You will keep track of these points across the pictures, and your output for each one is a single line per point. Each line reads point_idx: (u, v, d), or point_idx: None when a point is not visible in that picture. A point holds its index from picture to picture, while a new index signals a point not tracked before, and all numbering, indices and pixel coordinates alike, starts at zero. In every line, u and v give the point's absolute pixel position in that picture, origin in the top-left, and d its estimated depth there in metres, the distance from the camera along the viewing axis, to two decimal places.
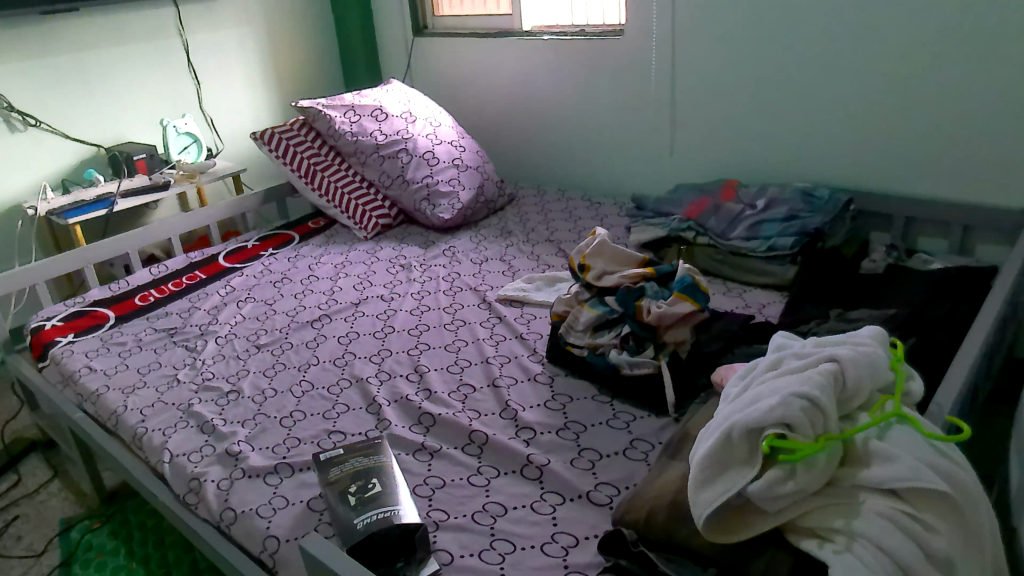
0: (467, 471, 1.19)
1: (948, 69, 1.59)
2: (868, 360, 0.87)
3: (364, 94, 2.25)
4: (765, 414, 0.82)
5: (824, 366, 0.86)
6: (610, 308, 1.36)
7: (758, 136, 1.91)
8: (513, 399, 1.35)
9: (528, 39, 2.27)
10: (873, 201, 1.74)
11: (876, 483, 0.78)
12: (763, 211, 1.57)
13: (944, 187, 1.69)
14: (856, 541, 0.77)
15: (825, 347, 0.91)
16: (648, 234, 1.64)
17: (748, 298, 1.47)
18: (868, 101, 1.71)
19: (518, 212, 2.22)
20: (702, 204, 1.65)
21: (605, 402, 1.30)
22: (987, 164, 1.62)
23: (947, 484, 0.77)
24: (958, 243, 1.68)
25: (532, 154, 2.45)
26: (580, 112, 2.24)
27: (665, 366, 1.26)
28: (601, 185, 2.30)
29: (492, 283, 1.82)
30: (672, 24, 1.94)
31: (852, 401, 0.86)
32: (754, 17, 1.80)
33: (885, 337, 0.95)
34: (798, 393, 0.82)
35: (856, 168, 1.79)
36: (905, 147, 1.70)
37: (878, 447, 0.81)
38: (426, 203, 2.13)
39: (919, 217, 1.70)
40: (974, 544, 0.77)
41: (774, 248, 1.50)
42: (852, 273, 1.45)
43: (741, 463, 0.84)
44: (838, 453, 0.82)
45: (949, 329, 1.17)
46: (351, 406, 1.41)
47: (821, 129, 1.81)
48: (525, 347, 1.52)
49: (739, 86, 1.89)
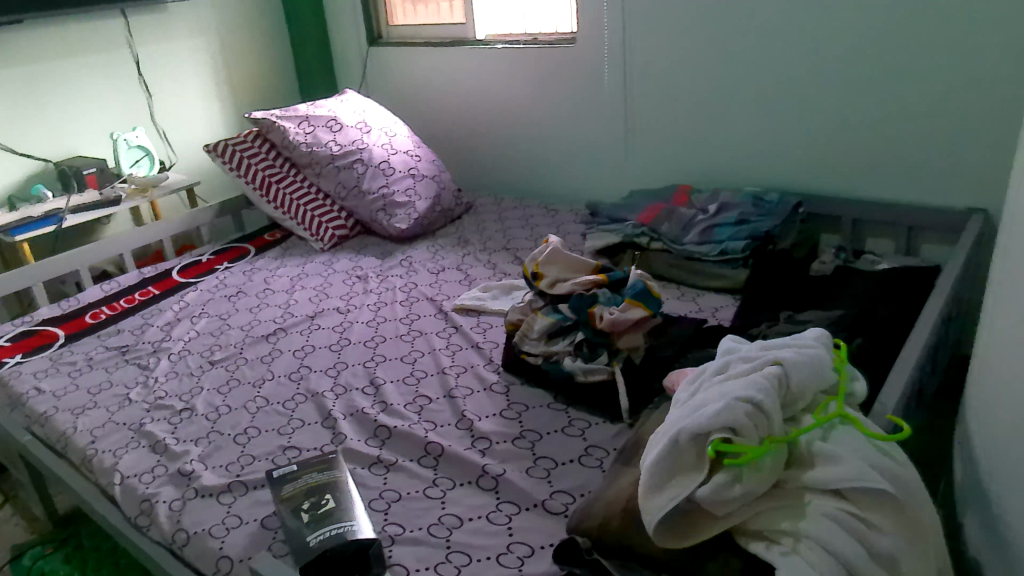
0: (423, 484, 1.18)
1: (888, 72, 1.63)
2: (811, 362, 0.87)
3: (318, 106, 2.24)
4: (710, 419, 0.82)
5: (769, 369, 0.86)
6: (563, 316, 1.36)
7: (711, 140, 1.93)
8: (469, 409, 1.34)
9: (482, 49, 2.27)
10: (822, 204, 1.77)
11: (820, 485, 0.79)
12: (715, 216, 1.57)
13: (890, 188, 1.72)
14: (802, 542, 0.77)
15: (770, 350, 0.91)
16: (604, 241, 1.63)
17: (702, 301, 1.46)
18: (815, 105, 1.74)
19: (476, 221, 2.21)
20: (655, 211, 1.64)
21: (560, 410, 1.29)
22: (929, 162, 1.65)
23: (890, 483, 0.78)
24: (904, 243, 1.71)
25: (490, 162, 2.43)
26: (535, 119, 2.24)
27: (619, 373, 1.26)
28: (558, 192, 2.30)
29: (448, 293, 1.80)
30: (622, 32, 1.95)
31: (797, 403, 0.86)
32: (703, 23, 1.82)
33: (829, 338, 0.95)
34: (743, 398, 0.83)
35: (805, 171, 1.81)
36: (851, 148, 1.74)
37: (823, 448, 0.81)
38: (383, 213, 2.12)
39: (866, 219, 1.73)
40: (917, 541, 0.78)
41: (727, 252, 1.49)
42: (802, 276, 1.45)
43: (689, 469, 0.84)
44: (783, 456, 0.82)
45: (895, 328, 1.17)
46: (306, 421, 1.39)
47: (770, 133, 1.83)
48: (481, 357, 1.50)
49: (689, 91, 1.91)
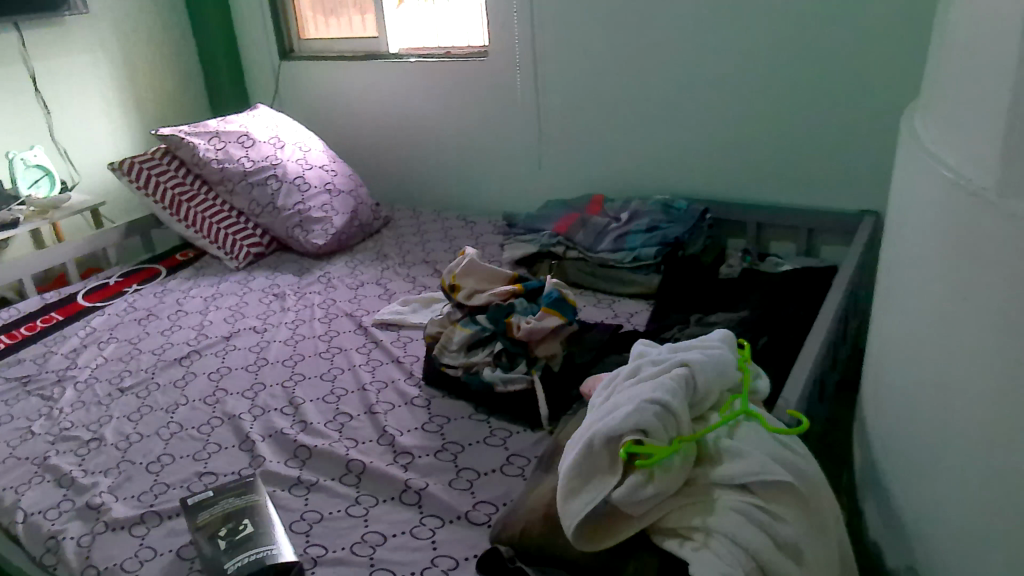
0: (345, 502, 1.16)
1: (783, 82, 1.71)
2: (716, 362, 0.91)
3: (229, 121, 2.19)
4: (621, 422, 0.84)
5: (676, 371, 0.89)
6: (482, 327, 1.37)
7: (622, 150, 1.98)
8: (391, 425, 1.33)
9: (395, 62, 2.27)
10: (728, 209, 1.84)
11: (727, 480, 0.82)
12: (627, 224, 1.61)
13: (791, 193, 1.80)
14: (712, 537, 0.80)
15: (678, 352, 0.94)
16: (521, 251, 1.65)
17: (617, 308, 1.50)
18: (719, 114, 1.81)
19: (394, 235, 2.20)
20: (570, 220, 1.68)
21: (481, 420, 1.30)
22: (825, 167, 1.74)
23: (792, 475, 0.81)
24: (805, 245, 1.79)
25: (407, 175, 2.43)
26: (450, 132, 2.25)
27: (538, 381, 1.27)
28: (476, 204, 2.31)
29: (367, 308, 1.79)
30: (533, 45, 1.99)
31: (703, 403, 0.89)
32: (609, 37, 1.87)
33: (733, 339, 0.99)
34: (652, 400, 0.85)
35: (712, 178, 1.88)
36: (754, 155, 1.81)
37: (729, 444, 0.84)
38: (299, 229, 2.08)
39: (769, 223, 1.81)
40: (819, 529, 0.82)
41: (639, 259, 1.53)
42: (711, 279, 1.50)
43: (604, 472, 0.86)
44: (692, 454, 0.85)
45: (797, 326, 1.23)
46: (222, 445, 1.35)
47: (678, 142, 1.89)
48: (402, 371, 1.50)
49: (599, 102, 1.96)
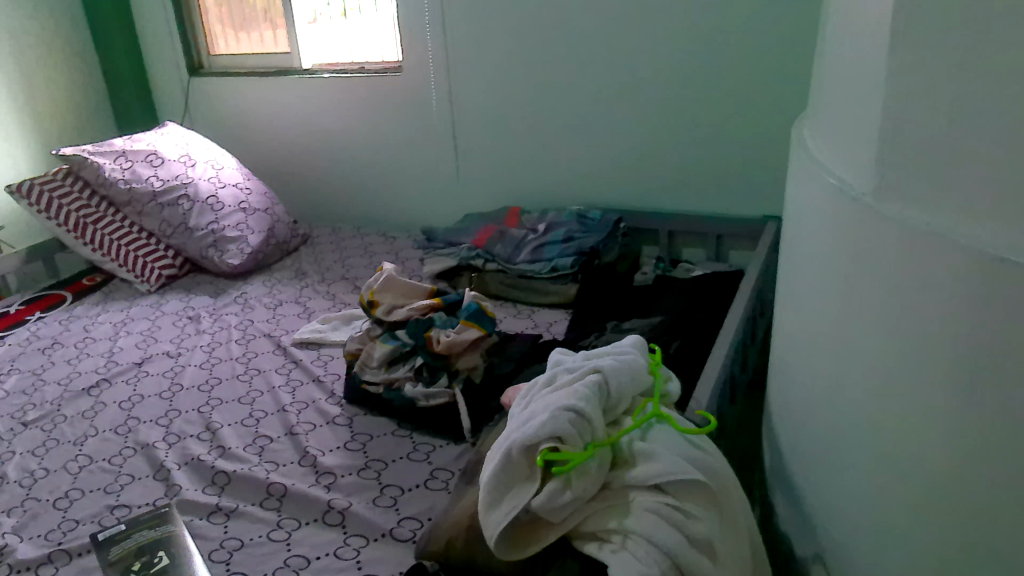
0: (266, 527, 1.14)
1: (688, 93, 1.78)
2: (627, 367, 0.93)
3: (136, 140, 2.12)
4: (538, 430, 0.85)
5: (590, 378, 0.91)
6: (402, 341, 1.37)
7: (538, 162, 2.01)
8: (312, 445, 1.31)
9: (309, 78, 2.25)
10: (641, 218, 1.89)
11: (642, 482, 0.84)
12: (544, 235, 1.62)
13: (700, 200, 1.87)
14: (630, 538, 0.82)
15: (591, 359, 0.97)
16: (441, 264, 1.66)
17: (536, 318, 1.52)
18: (630, 125, 1.86)
19: (313, 252, 2.17)
20: (488, 232, 1.69)
21: (404, 436, 1.29)
22: (730, 174, 1.81)
23: (704, 474, 0.84)
24: (714, 250, 1.86)
25: (325, 192, 2.40)
26: (368, 148, 2.24)
27: (459, 394, 1.28)
28: (396, 219, 2.31)
29: (286, 327, 1.76)
30: (446, 60, 2.00)
31: (617, 407, 0.91)
32: (522, 51, 1.91)
33: (645, 344, 1.02)
34: (567, 407, 0.87)
35: (625, 187, 1.93)
36: (664, 165, 1.87)
37: (642, 446, 0.87)
38: (213, 249, 2.03)
39: (680, 230, 1.87)
40: (730, 524, 0.84)
41: (557, 269, 1.54)
42: (626, 286, 1.54)
43: (523, 481, 0.87)
44: (608, 458, 0.87)
45: (706, 329, 1.27)
46: (136, 476, 1.30)
47: (592, 153, 1.94)
48: (323, 390, 1.48)
49: (514, 115, 1.99)
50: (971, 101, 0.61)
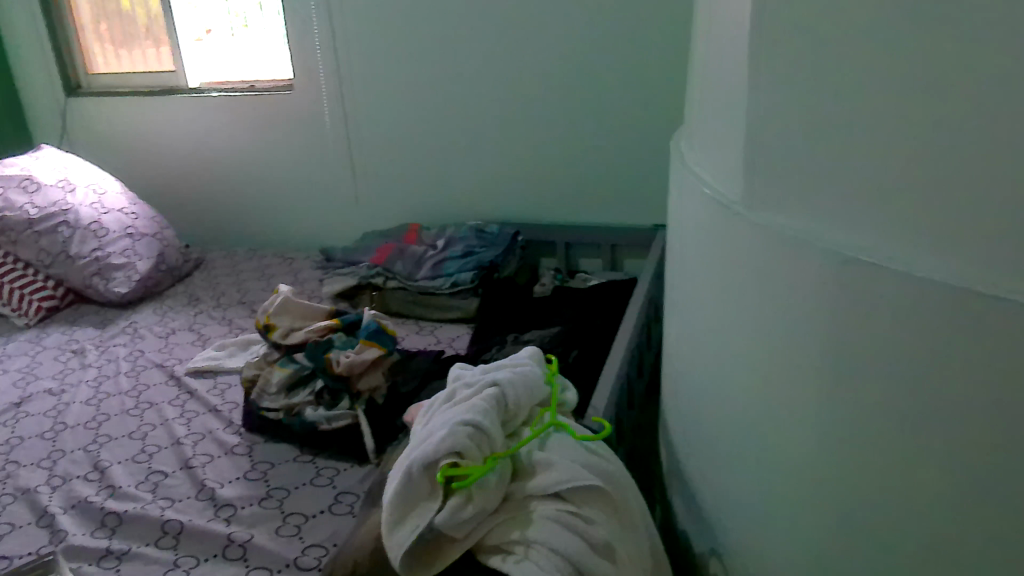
0: (162, 568, 1.09)
1: (579, 107, 1.83)
2: (524, 379, 0.95)
3: (7, 165, 2.00)
4: (436, 447, 0.85)
5: (487, 391, 0.92)
6: (300, 365, 1.35)
7: (436, 178, 2.01)
8: (210, 477, 1.26)
9: (195, 97, 2.18)
10: (539, 231, 1.92)
11: (541, 491, 0.85)
12: (444, 250, 1.64)
13: (594, 211, 1.92)
14: (532, 548, 0.83)
15: (489, 373, 0.97)
16: (341, 283, 1.64)
17: (439, 334, 1.51)
18: (525, 139, 1.90)
19: (207, 277, 2.10)
20: (387, 250, 1.68)
21: (307, 461, 1.27)
22: (622, 185, 1.87)
23: (600, 479, 0.86)
24: (610, 260, 1.91)
25: (217, 214, 2.33)
26: (261, 167, 2.19)
27: (362, 415, 1.26)
28: (293, 240, 2.26)
29: (180, 356, 1.69)
30: (338, 77, 1.99)
31: (515, 419, 0.92)
32: (414, 67, 1.91)
33: (541, 355, 1.04)
34: (464, 422, 0.87)
35: (523, 201, 1.96)
36: (559, 177, 1.91)
37: (541, 456, 0.88)
38: (98, 278, 1.93)
39: (577, 241, 1.91)
40: (628, 526, 0.87)
41: (457, 284, 1.56)
42: (526, 298, 1.56)
43: (425, 499, 0.87)
44: (508, 470, 0.87)
45: (603, 337, 1.30)
46: (15, 524, 1.22)
47: (489, 168, 1.96)
48: (220, 420, 1.43)
49: (410, 132, 1.99)
50: (821, 111, 0.64)
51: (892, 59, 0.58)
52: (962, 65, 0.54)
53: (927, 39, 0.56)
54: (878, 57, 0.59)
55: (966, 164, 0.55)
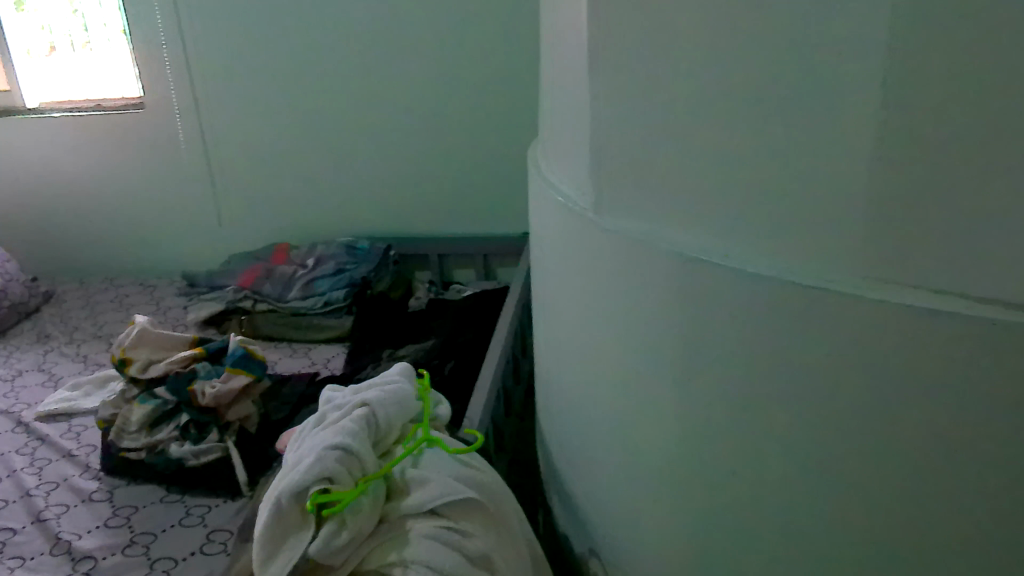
0: None
1: (445, 118, 1.84)
2: (394, 397, 0.93)
3: None
4: (304, 474, 0.81)
5: (356, 412, 0.89)
6: (162, 400, 1.27)
7: (304, 194, 1.97)
8: (65, 529, 1.16)
9: (33, 118, 2.02)
10: (412, 244, 1.91)
11: (417, 508, 0.83)
12: (314, 269, 1.59)
13: (466, 221, 1.94)
14: (411, 568, 0.80)
15: (359, 393, 0.95)
16: (207, 309, 1.56)
17: (313, 355, 1.47)
18: (393, 152, 1.89)
19: (58, 311, 1.95)
20: (254, 272, 1.63)
21: (175, 501, 1.20)
22: (492, 194, 1.89)
23: (475, 491, 0.86)
24: (484, 270, 1.92)
25: (67, 244, 2.17)
26: (115, 192, 2.07)
27: (233, 447, 1.21)
28: (154, 267, 2.15)
29: (28, 400, 1.56)
30: (193, 94, 1.91)
31: (387, 438, 0.90)
32: (274, 82, 1.87)
33: (413, 371, 1.03)
34: (332, 446, 0.84)
35: (394, 214, 1.96)
36: (430, 189, 1.92)
37: (414, 473, 0.86)
38: None
39: (450, 253, 1.91)
40: (505, 535, 0.87)
41: (330, 303, 1.52)
42: (402, 313, 1.54)
43: (297, 530, 0.83)
44: (381, 490, 0.85)
45: (479, 346, 1.30)
46: None
47: (358, 183, 1.94)
48: (76, 466, 1.32)
49: (273, 148, 1.94)
50: (647, 115, 0.66)
51: (704, 63, 0.60)
52: (759, 71, 0.57)
53: (731, 43, 0.58)
54: (693, 62, 0.61)
55: (777, 159, 0.58)
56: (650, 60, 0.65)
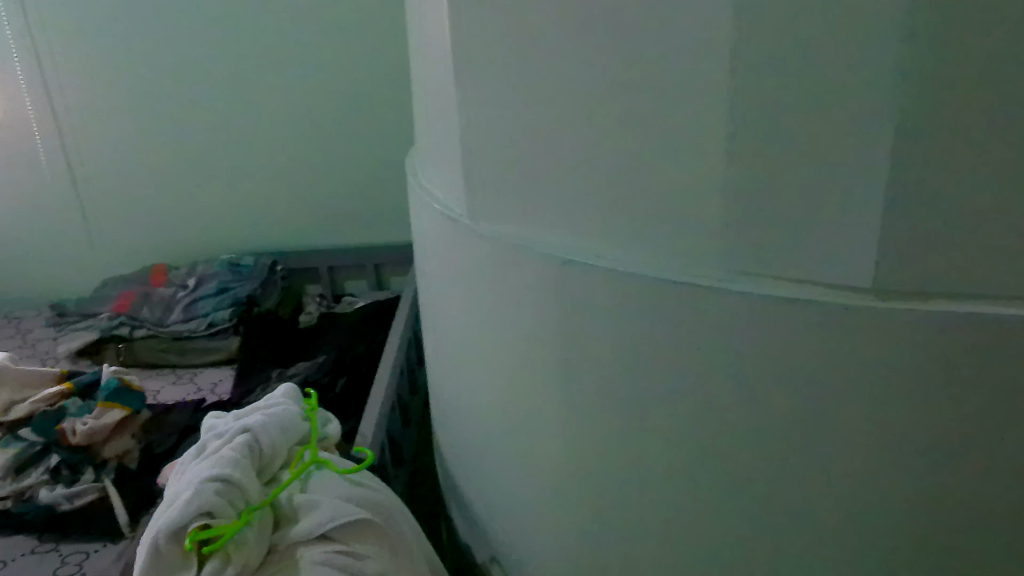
0: None
1: (325, 127, 1.79)
2: (278, 421, 0.89)
3: None
4: (181, 510, 0.75)
5: (238, 440, 0.84)
6: (29, 442, 1.19)
7: (181, 212, 1.89)
8: None
9: None
10: (298, 258, 1.85)
11: (307, 535, 0.79)
12: (195, 290, 1.52)
13: (354, 232, 1.89)
14: None
15: (241, 419, 0.90)
16: (78, 340, 1.46)
17: (200, 381, 1.40)
18: (273, 163, 1.83)
19: None
20: (130, 296, 1.53)
21: (48, 551, 1.07)
22: (379, 203, 1.86)
23: (369, 511, 0.83)
24: (375, 280, 1.88)
25: None
26: None
27: (111, 485, 1.13)
28: (18, 298, 2.00)
29: None
30: (51, 111, 1.80)
31: (272, 464, 0.86)
32: (141, 96, 1.79)
33: (298, 392, 0.99)
34: (212, 478, 0.78)
35: (278, 228, 1.89)
36: (314, 200, 1.86)
37: (302, 498, 0.82)
38: None
39: (340, 264, 1.86)
40: (402, 554, 0.84)
41: (215, 324, 1.44)
42: (291, 330, 1.48)
43: (178, 571, 0.77)
44: (268, 521, 0.80)
45: (370, 360, 1.27)
46: None
47: (238, 197, 1.87)
48: None
49: (144, 165, 1.85)
50: (510, 116, 0.66)
51: (559, 61, 0.60)
52: (609, 67, 0.57)
53: (581, 42, 0.58)
54: (548, 60, 0.61)
55: (633, 156, 0.58)
56: (509, 63, 0.64)
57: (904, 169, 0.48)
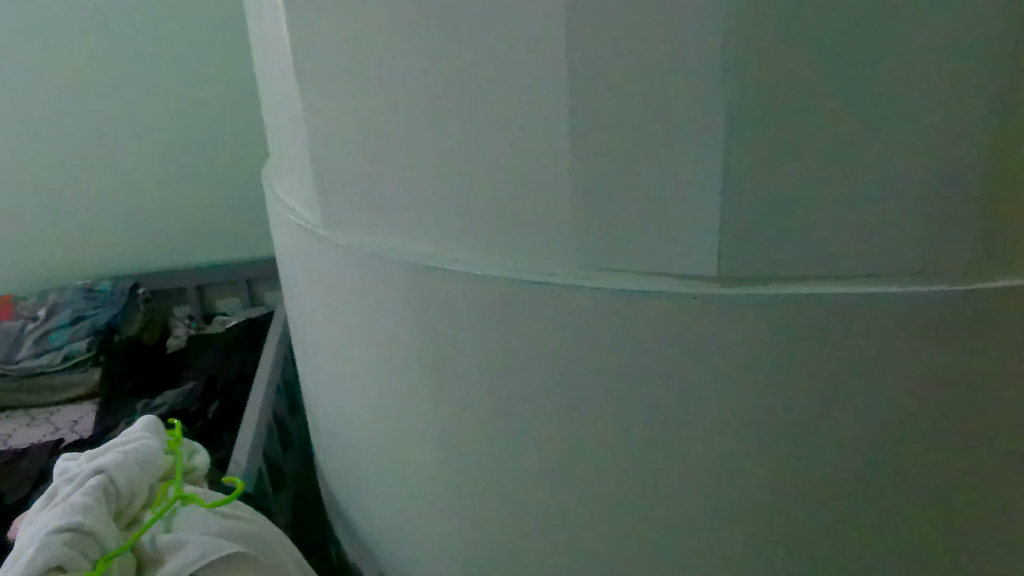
0: None
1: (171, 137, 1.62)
2: (136, 458, 0.81)
3: None
4: (27, 566, 0.66)
5: (91, 482, 0.76)
6: None
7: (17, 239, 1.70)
8: None
9: None
10: (160, 278, 1.69)
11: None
12: (46, 321, 1.40)
13: (219, 247, 1.73)
14: None
15: (96, 458, 0.82)
16: None
17: (57, 420, 1.31)
18: (116, 179, 1.65)
19: None
20: None
21: None
22: (242, 213, 1.70)
23: (242, 545, 0.79)
24: (249, 296, 1.73)
25: None
26: None
27: None
28: None
29: None
30: None
31: (131, 505, 0.79)
32: None
33: (160, 423, 0.91)
34: (60, 528, 0.70)
35: (133, 249, 1.72)
36: (169, 216, 1.69)
37: (167, 539, 0.76)
38: None
39: (210, 282, 1.71)
40: None
41: (71, 356, 1.34)
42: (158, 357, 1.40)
43: None
44: (130, 566, 0.73)
45: (243, 383, 1.21)
46: None
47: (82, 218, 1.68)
48: None
49: None
50: (356, 121, 0.63)
51: (398, 63, 0.58)
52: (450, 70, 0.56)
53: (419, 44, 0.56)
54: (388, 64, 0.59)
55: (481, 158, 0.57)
56: (351, 64, 0.61)
57: (738, 159, 0.49)
